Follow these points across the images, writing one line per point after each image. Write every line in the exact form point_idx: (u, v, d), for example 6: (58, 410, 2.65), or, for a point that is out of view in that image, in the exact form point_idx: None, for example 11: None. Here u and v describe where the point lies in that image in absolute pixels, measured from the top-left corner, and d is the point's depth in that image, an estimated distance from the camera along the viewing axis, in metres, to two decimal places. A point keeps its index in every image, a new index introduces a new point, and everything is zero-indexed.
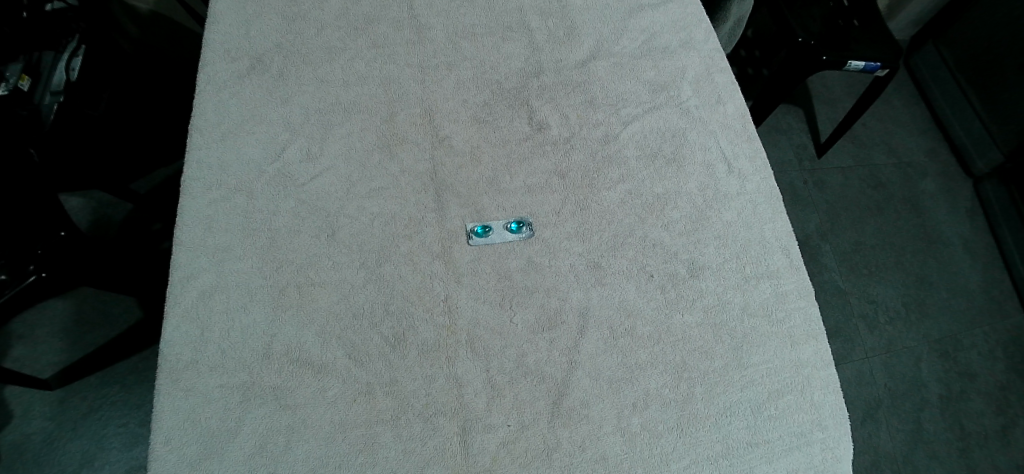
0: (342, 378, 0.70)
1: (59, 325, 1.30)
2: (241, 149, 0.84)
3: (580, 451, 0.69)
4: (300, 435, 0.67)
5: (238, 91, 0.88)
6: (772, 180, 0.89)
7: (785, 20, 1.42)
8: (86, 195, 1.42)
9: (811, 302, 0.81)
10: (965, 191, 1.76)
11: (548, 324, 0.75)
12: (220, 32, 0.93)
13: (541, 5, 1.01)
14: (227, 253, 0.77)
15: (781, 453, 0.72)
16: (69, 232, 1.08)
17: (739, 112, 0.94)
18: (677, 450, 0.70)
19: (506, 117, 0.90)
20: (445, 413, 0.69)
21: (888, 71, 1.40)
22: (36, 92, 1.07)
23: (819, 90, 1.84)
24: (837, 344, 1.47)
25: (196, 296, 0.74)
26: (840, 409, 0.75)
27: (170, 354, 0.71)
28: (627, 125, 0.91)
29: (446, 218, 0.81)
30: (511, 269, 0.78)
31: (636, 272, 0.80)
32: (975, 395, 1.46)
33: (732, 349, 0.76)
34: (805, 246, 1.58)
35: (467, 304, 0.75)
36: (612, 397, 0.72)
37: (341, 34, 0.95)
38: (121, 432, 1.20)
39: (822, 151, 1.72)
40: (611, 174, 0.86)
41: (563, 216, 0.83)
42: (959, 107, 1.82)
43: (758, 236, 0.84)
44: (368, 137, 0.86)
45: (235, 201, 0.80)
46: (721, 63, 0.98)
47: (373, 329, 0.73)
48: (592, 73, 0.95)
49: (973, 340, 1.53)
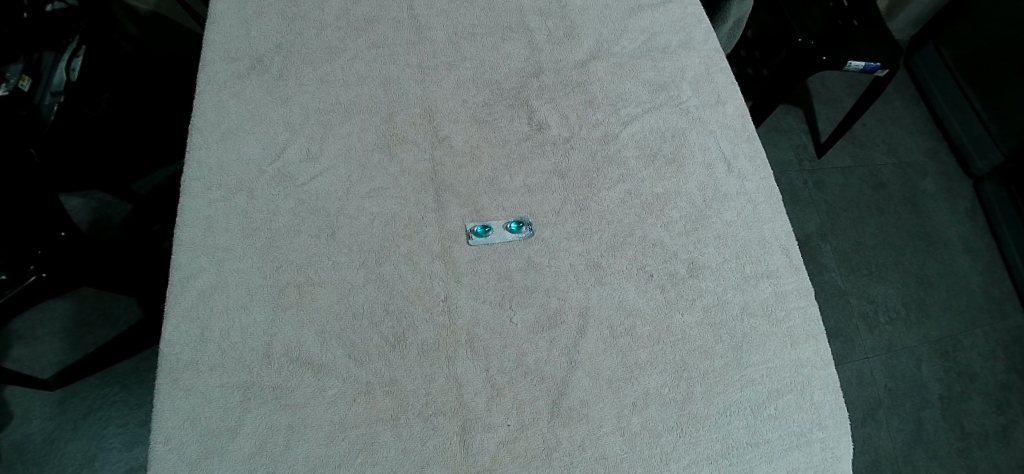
0: (342, 378, 0.70)
1: (59, 325, 1.30)
2: (241, 148, 0.84)
3: (580, 451, 0.69)
4: (300, 435, 0.68)
5: (238, 91, 0.88)
6: (772, 180, 0.89)
7: (785, 21, 1.42)
8: (86, 195, 1.42)
9: (811, 302, 0.81)
10: (965, 191, 1.76)
11: (548, 324, 0.75)
12: (220, 33, 0.94)
13: (541, 5, 1.01)
14: (227, 253, 0.77)
15: (781, 452, 0.72)
16: (69, 232, 1.08)
17: (739, 112, 0.94)
18: (677, 450, 0.70)
19: (506, 117, 0.90)
20: (445, 412, 0.69)
21: (888, 71, 1.40)
22: (37, 93, 1.07)
23: (818, 90, 1.84)
24: (837, 345, 1.47)
25: (196, 296, 0.74)
26: (840, 409, 0.75)
27: (170, 354, 0.71)
28: (627, 125, 0.91)
29: (446, 218, 0.81)
30: (511, 268, 0.78)
31: (636, 272, 0.80)
32: (975, 395, 1.46)
33: (732, 348, 0.76)
34: (805, 246, 1.58)
35: (467, 304, 0.75)
36: (612, 397, 0.72)
37: (341, 34, 0.95)
38: (121, 432, 1.20)
39: (822, 151, 1.72)
40: (610, 174, 0.87)
41: (563, 216, 0.83)
42: (959, 107, 1.82)
43: (758, 235, 0.84)
44: (368, 137, 0.86)
45: (235, 201, 0.80)
46: (721, 63, 0.98)
47: (373, 329, 0.73)
48: (592, 73, 0.95)
49: (973, 340, 1.53)
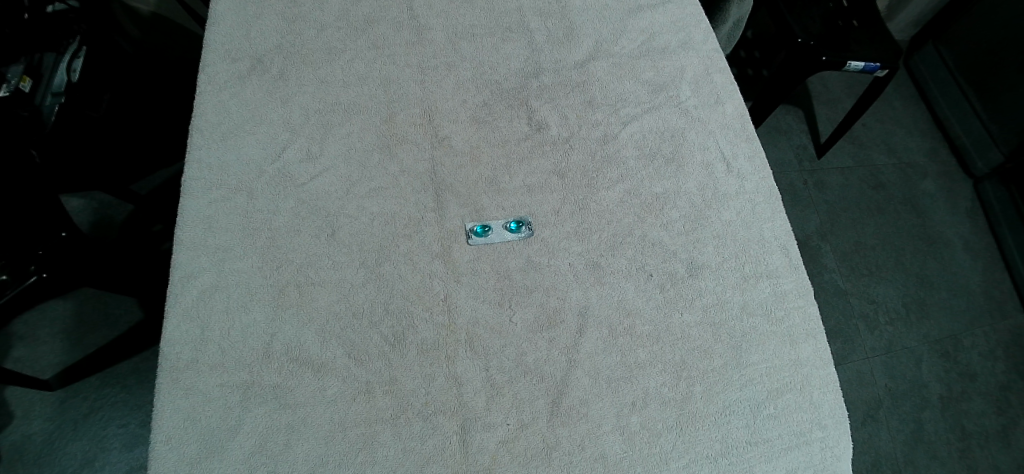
0: (342, 377, 0.70)
1: (60, 325, 1.30)
2: (241, 149, 0.84)
3: (580, 450, 0.69)
4: (300, 434, 0.68)
5: (239, 92, 0.89)
6: (771, 180, 0.89)
7: (785, 21, 1.42)
8: (87, 196, 1.43)
9: (810, 301, 0.81)
10: (965, 190, 1.76)
11: (547, 323, 0.76)
12: (221, 33, 0.94)
13: (541, 6, 1.01)
14: (228, 253, 0.77)
15: (781, 452, 0.72)
16: (69, 233, 1.08)
17: (738, 112, 0.94)
18: (676, 450, 0.70)
19: (506, 117, 0.90)
20: (445, 411, 0.70)
21: (888, 71, 1.41)
22: (37, 94, 1.08)
23: (818, 91, 1.84)
24: (837, 345, 1.47)
25: (196, 295, 0.75)
26: (840, 408, 0.75)
27: (170, 353, 0.71)
28: (627, 125, 0.91)
29: (445, 218, 0.81)
30: (511, 268, 0.78)
31: (636, 271, 0.80)
32: (975, 395, 1.46)
33: (731, 347, 0.77)
34: (805, 246, 1.58)
35: (467, 304, 0.75)
36: (612, 396, 0.72)
37: (341, 35, 0.95)
38: (121, 432, 1.20)
39: (822, 151, 1.72)
40: (610, 174, 0.87)
41: (563, 215, 0.83)
42: (959, 107, 1.82)
43: (757, 235, 0.84)
44: (368, 137, 0.86)
45: (235, 201, 0.81)
46: (721, 63, 0.98)
47: (373, 328, 0.73)
48: (591, 73, 0.95)
49: (974, 340, 1.53)
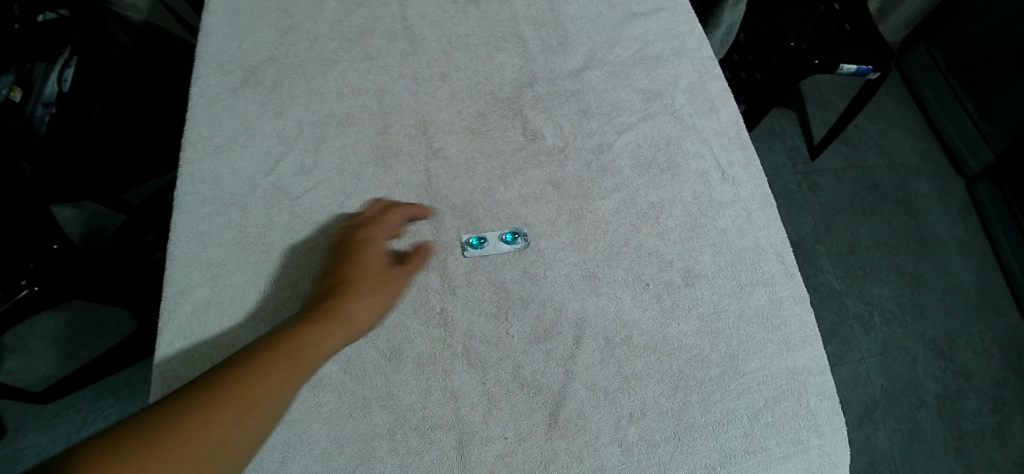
0: (338, 393, 0.70)
1: (52, 338, 1.29)
2: (234, 163, 0.84)
3: (578, 462, 0.69)
4: (296, 450, 0.67)
5: (232, 104, 0.88)
6: (765, 187, 0.89)
7: (777, 25, 1.42)
8: (79, 206, 1.43)
9: (807, 309, 0.81)
10: (957, 191, 1.77)
11: (544, 335, 0.75)
12: (213, 45, 0.93)
13: (534, 15, 1.01)
14: (222, 268, 0.77)
15: (779, 460, 0.72)
16: (61, 245, 1.07)
17: (732, 119, 0.94)
18: (675, 460, 0.70)
19: (501, 127, 0.90)
20: (443, 426, 0.69)
21: (880, 74, 1.41)
22: (28, 104, 1.06)
23: (811, 94, 1.85)
24: (832, 347, 1.47)
25: (190, 311, 0.74)
26: (837, 415, 0.75)
27: (164, 370, 0.71)
28: (621, 134, 0.91)
29: (441, 230, 0.81)
30: (507, 280, 0.78)
31: (632, 281, 0.80)
32: (970, 394, 1.46)
33: (728, 356, 0.77)
34: (800, 249, 1.59)
35: (463, 317, 0.75)
36: (609, 407, 0.72)
37: (334, 46, 0.95)
38: None
39: (816, 154, 1.73)
40: (606, 183, 0.87)
41: (558, 226, 0.83)
42: (950, 108, 1.83)
43: (753, 243, 0.84)
44: (363, 148, 0.86)
45: (229, 215, 0.80)
46: (714, 70, 0.98)
47: (368, 343, 0.73)
48: (586, 82, 0.95)
49: (968, 339, 1.54)
